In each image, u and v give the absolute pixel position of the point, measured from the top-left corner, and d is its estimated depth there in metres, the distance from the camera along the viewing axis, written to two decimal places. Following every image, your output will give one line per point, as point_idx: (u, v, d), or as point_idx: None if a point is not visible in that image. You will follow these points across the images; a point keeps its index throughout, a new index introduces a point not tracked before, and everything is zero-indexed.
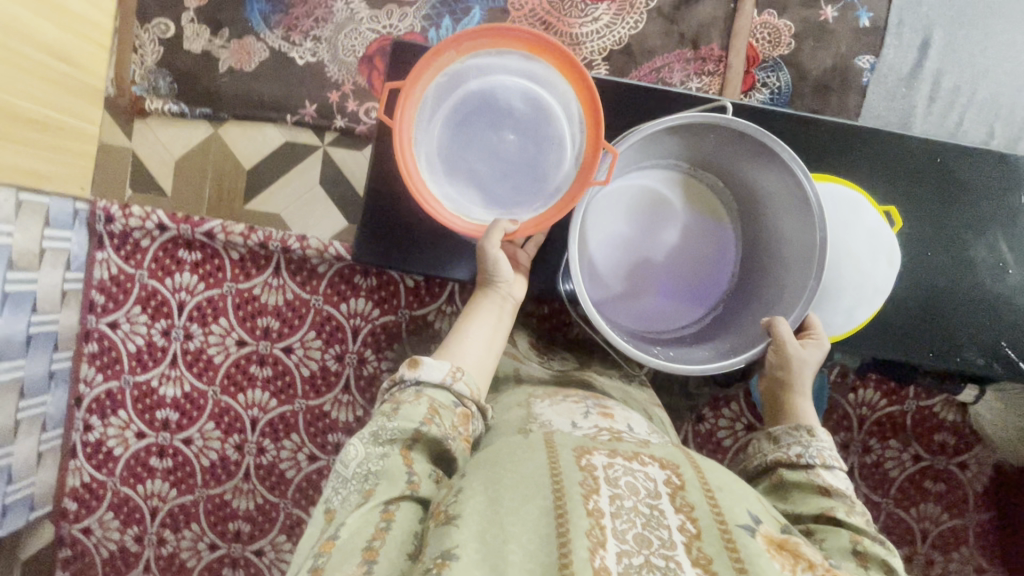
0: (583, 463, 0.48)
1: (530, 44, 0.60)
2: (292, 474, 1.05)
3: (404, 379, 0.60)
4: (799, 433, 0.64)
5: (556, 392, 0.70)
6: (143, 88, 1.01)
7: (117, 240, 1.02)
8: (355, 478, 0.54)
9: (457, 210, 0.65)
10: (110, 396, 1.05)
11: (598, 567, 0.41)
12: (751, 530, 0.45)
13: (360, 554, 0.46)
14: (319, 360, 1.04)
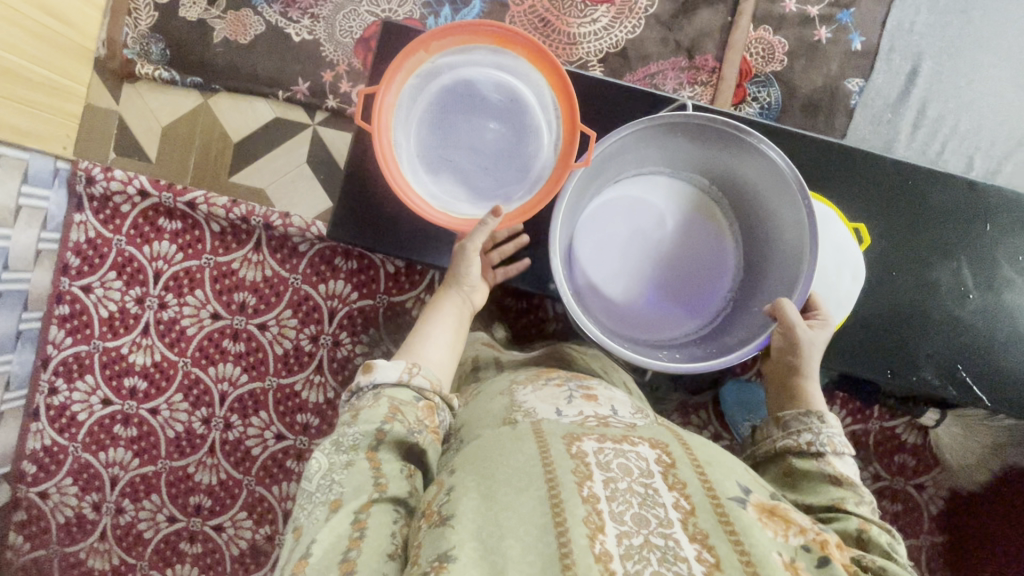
0: (574, 450, 0.50)
1: (498, 37, 0.60)
2: (258, 452, 1.04)
3: (361, 386, 0.60)
4: (810, 420, 0.63)
5: (538, 376, 0.68)
6: (134, 52, 1.00)
7: (97, 203, 1.01)
8: (318, 492, 0.54)
9: (444, 207, 0.65)
10: (78, 360, 1.03)
11: (599, 553, 0.43)
12: (740, 504, 0.48)
13: (336, 566, 0.47)
14: (294, 339, 1.04)
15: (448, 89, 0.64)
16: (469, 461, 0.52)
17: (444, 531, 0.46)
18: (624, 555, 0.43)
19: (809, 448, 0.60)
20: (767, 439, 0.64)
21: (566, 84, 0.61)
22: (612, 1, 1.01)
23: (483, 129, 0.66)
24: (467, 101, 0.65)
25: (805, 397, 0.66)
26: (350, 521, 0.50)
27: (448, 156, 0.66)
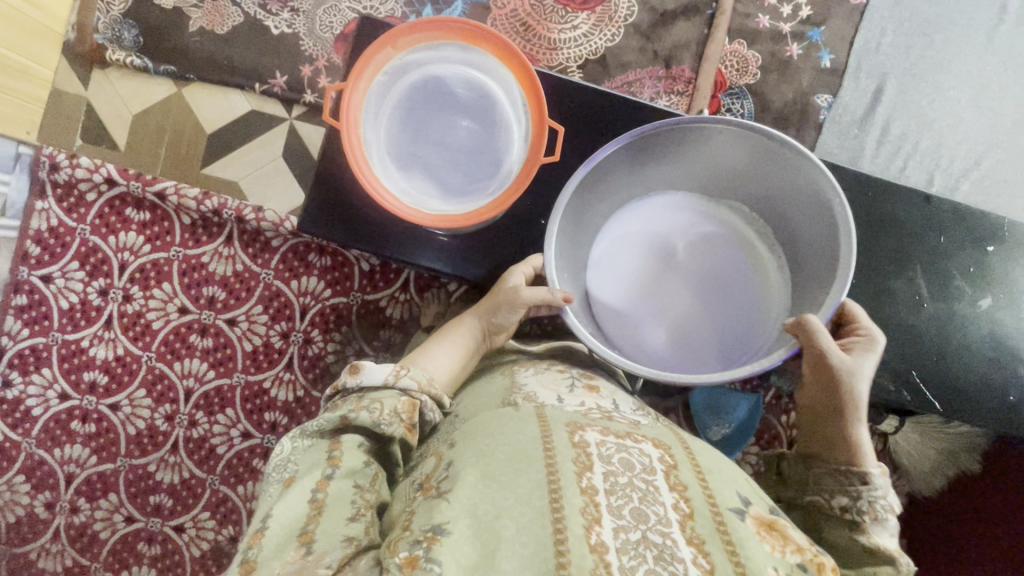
0: (576, 441, 0.54)
1: (464, 32, 0.61)
2: (223, 450, 1.02)
3: (346, 385, 0.61)
4: (848, 484, 0.60)
5: (538, 361, 0.73)
6: (105, 38, 0.98)
7: (61, 190, 0.98)
8: (275, 470, 0.57)
9: (414, 203, 0.64)
10: (35, 353, 1.00)
11: (595, 544, 0.47)
12: (739, 516, 0.52)
13: (295, 538, 0.51)
14: (264, 335, 1.02)
15: (417, 84, 0.64)
16: (477, 435, 0.57)
17: (439, 503, 0.50)
18: (621, 547, 0.47)
19: (843, 515, 0.60)
20: (801, 486, 0.65)
21: (533, 78, 0.61)
22: (592, 9, 1.02)
23: (455, 126, 0.66)
24: (436, 96, 0.65)
25: (845, 444, 0.62)
26: (310, 489, 0.54)
27: (418, 152, 0.65)
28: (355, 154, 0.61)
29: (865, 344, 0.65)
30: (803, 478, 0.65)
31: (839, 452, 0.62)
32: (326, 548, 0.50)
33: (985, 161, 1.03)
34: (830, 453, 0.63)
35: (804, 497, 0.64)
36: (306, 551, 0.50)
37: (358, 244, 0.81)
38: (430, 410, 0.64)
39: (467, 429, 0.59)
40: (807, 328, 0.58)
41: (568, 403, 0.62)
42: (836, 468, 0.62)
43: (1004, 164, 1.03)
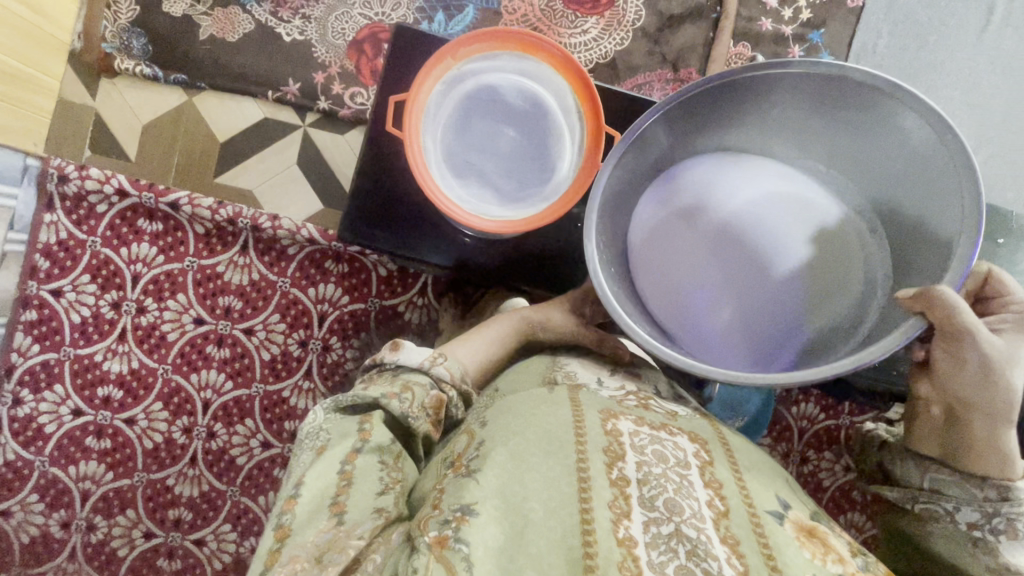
0: (608, 428, 0.54)
1: (522, 43, 0.63)
2: (243, 461, 1.01)
3: (386, 362, 0.68)
4: (983, 499, 0.57)
5: (584, 349, 0.75)
6: (113, 46, 0.97)
7: (70, 202, 0.96)
8: (306, 439, 0.61)
9: (475, 211, 0.65)
10: (46, 368, 0.98)
11: (623, 538, 0.47)
12: (779, 520, 0.50)
13: (326, 509, 0.54)
14: (282, 344, 1.02)
15: (472, 93, 0.66)
16: (510, 413, 0.56)
17: (468, 483, 0.49)
18: (649, 542, 0.47)
19: (969, 530, 0.58)
20: (918, 487, 0.63)
21: (588, 86, 0.64)
22: (601, 13, 1.04)
23: (507, 135, 0.67)
24: (490, 105, 0.67)
25: (986, 446, 0.58)
26: (340, 461, 0.57)
27: (472, 160, 0.67)
28: (418, 162, 0.62)
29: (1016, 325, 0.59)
30: (920, 480, 0.63)
31: (978, 458, 0.58)
32: (358, 519, 0.53)
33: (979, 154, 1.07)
34: (963, 458, 0.59)
35: (918, 501, 0.63)
36: (338, 521, 0.52)
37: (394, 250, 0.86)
38: (455, 407, 0.69)
39: (499, 409, 0.59)
40: (937, 301, 0.47)
41: (607, 389, 0.63)
42: (969, 477, 0.59)
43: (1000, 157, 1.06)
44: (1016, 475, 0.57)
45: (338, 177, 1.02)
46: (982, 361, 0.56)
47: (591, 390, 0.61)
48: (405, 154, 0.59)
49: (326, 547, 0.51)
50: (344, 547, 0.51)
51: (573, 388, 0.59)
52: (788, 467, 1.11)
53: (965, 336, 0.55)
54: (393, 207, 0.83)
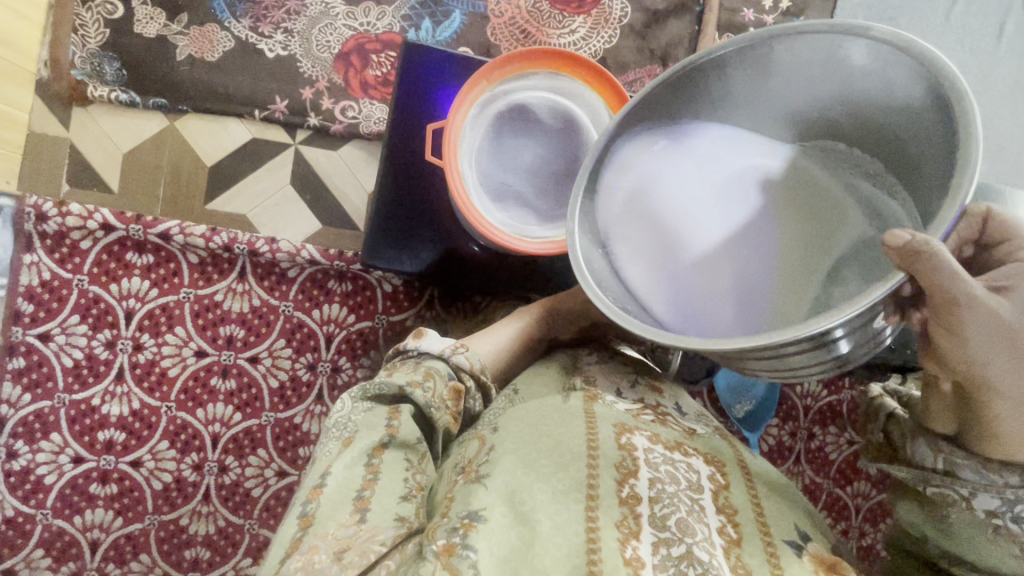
0: (622, 442, 0.53)
1: (555, 62, 0.68)
2: (259, 493, 0.98)
3: (408, 350, 0.66)
4: (1002, 485, 0.51)
5: (604, 350, 0.72)
6: (84, 73, 0.92)
7: (50, 241, 0.91)
8: (335, 427, 0.59)
9: (516, 232, 0.67)
10: (40, 418, 0.93)
11: (630, 557, 0.45)
12: (796, 551, 0.49)
13: (350, 504, 0.51)
14: (289, 369, 0.97)
15: (503, 114, 0.68)
16: (525, 419, 0.56)
17: (476, 488, 0.48)
18: (658, 563, 0.45)
19: (987, 518, 0.53)
20: (929, 470, 0.55)
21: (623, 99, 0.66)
22: (588, 12, 1.02)
23: (540, 154, 0.69)
24: (523, 123, 0.69)
25: (1008, 430, 0.48)
26: (366, 455, 0.55)
27: (508, 179, 0.68)
28: (457, 185, 0.64)
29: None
30: (931, 460, 0.55)
31: (1001, 445, 0.49)
32: (380, 521, 0.50)
33: None
34: (982, 445, 0.51)
35: (929, 484, 0.56)
36: (361, 518, 0.50)
37: (409, 268, 0.84)
38: (472, 398, 0.66)
39: (513, 416, 0.58)
40: (928, 261, 0.38)
41: (625, 400, 0.61)
42: (985, 462, 0.52)
43: (990, 123, 1.02)
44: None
45: (334, 194, 0.99)
46: (1002, 335, 0.44)
47: (605, 401, 0.60)
48: (447, 176, 0.62)
49: (347, 544, 0.48)
50: (366, 549, 0.47)
51: (588, 398, 0.59)
52: (795, 444, 1.08)
53: (975, 301, 0.43)
54: (402, 214, 0.83)
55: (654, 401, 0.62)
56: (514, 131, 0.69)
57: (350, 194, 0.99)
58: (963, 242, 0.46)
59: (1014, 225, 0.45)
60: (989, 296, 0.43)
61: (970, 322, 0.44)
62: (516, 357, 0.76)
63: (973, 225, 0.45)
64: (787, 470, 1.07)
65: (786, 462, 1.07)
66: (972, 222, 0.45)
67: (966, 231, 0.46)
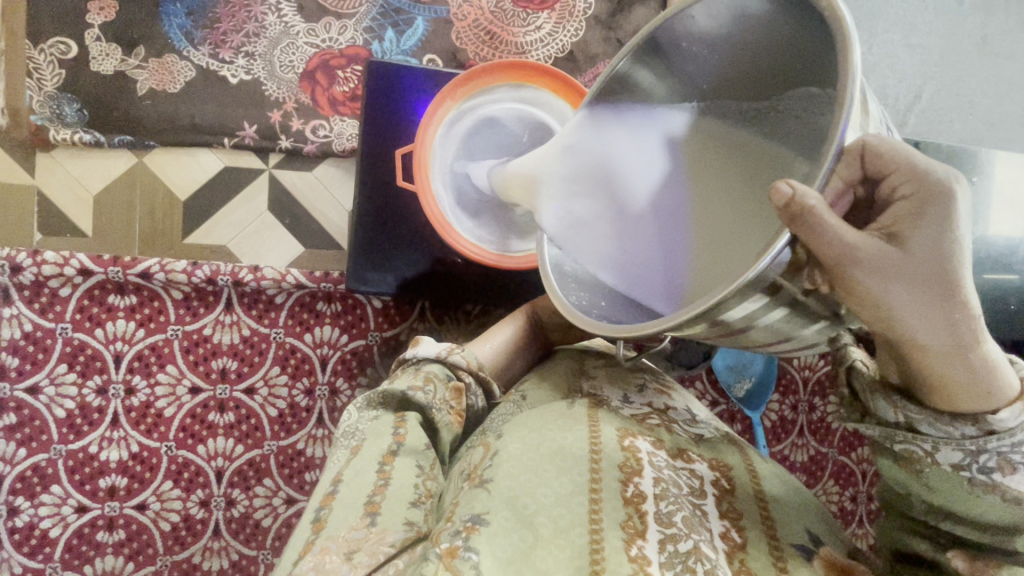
0: (625, 445, 0.54)
1: (520, 74, 0.67)
2: (269, 523, 0.97)
3: (407, 358, 0.66)
4: (961, 437, 0.43)
5: (607, 354, 0.72)
6: (44, 117, 0.90)
7: (29, 291, 0.89)
8: (343, 438, 0.59)
9: (501, 249, 0.68)
10: (38, 471, 0.92)
11: (635, 555, 0.45)
12: (806, 557, 0.48)
13: (360, 507, 0.50)
14: (287, 397, 0.96)
15: (474, 127, 0.68)
16: (529, 426, 0.56)
17: (479, 493, 0.48)
18: (665, 561, 0.45)
19: (957, 472, 0.45)
20: (892, 426, 0.45)
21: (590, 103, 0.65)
22: (553, 7, 0.98)
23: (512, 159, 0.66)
24: (494, 137, 0.68)
25: (952, 377, 0.41)
26: (378, 462, 0.54)
27: (483, 196, 0.69)
28: (434, 210, 0.65)
29: (935, 208, 0.36)
30: (893, 415, 0.45)
31: (946, 393, 0.42)
32: (390, 524, 0.49)
33: (925, 93, 1.02)
34: (928, 393, 0.43)
35: (894, 441, 0.46)
36: (370, 522, 0.49)
37: (395, 286, 0.84)
38: (473, 395, 0.66)
39: (516, 423, 0.58)
40: (804, 216, 0.33)
41: (632, 402, 0.62)
42: (939, 413, 0.43)
43: (959, 82, 1.02)
44: (1006, 397, 0.41)
45: (313, 217, 0.98)
46: (911, 280, 0.37)
47: (611, 406, 0.60)
48: (421, 203, 0.63)
49: (356, 545, 0.47)
50: (374, 550, 0.47)
51: (594, 403, 0.60)
52: (798, 417, 1.07)
53: (869, 252, 0.35)
54: (383, 231, 0.82)
55: (663, 404, 0.63)
56: (484, 145, 0.68)
57: (330, 215, 0.98)
58: (853, 189, 0.37)
59: (905, 153, 0.35)
60: (875, 247, 0.36)
61: (866, 279, 0.36)
62: (522, 360, 0.77)
63: (854, 166, 0.35)
64: (791, 444, 1.06)
65: (790, 437, 1.06)
66: (847, 162, 0.35)
67: (846, 173, 0.35)
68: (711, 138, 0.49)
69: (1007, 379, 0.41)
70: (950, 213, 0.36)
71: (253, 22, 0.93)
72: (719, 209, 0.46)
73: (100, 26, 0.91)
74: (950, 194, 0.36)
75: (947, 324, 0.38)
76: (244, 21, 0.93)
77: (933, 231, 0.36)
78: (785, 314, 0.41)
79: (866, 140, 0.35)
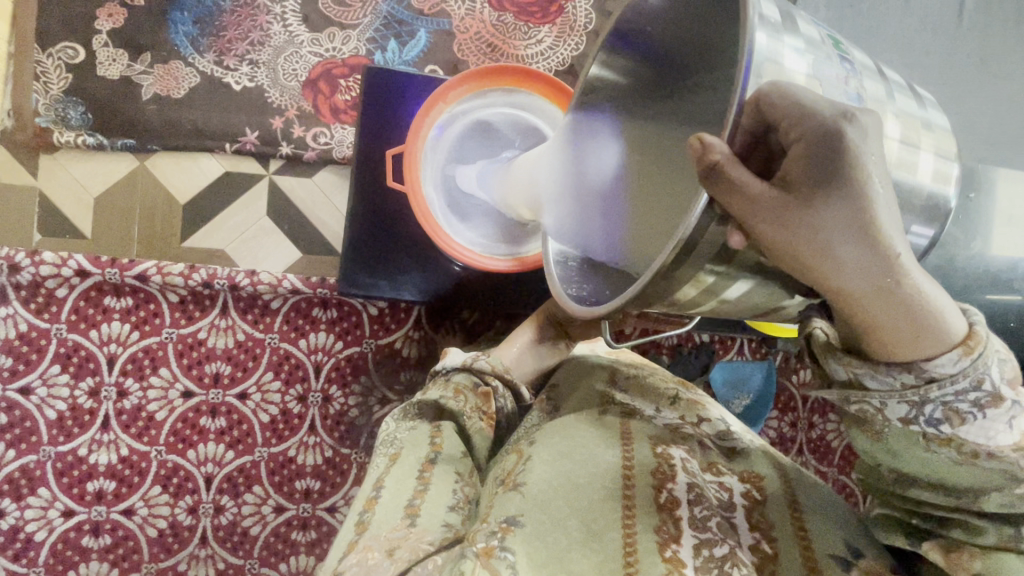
0: (658, 451, 0.53)
1: (510, 77, 0.67)
2: (257, 531, 0.95)
3: (438, 370, 0.68)
4: (903, 388, 0.38)
5: (637, 363, 0.69)
6: (48, 119, 0.91)
7: (26, 291, 0.90)
8: (382, 446, 0.59)
9: (510, 252, 0.70)
10: (26, 473, 0.91)
11: (669, 556, 0.45)
12: (845, 566, 0.45)
13: (402, 509, 0.50)
14: (279, 403, 0.95)
15: (465, 133, 0.69)
16: (561, 433, 0.56)
17: (513, 495, 0.49)
18: (700, 566, 0.45)
19: (907, 428, 0.40)
20: (844, 386, 0.41)
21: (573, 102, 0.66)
22: (554, 20, 0.99)
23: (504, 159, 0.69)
24: (486, 142, 0.70)
25: (892, 330, 0.36)
26: (417, 469, 0.53)
27: (478, 202, 0.71)
28: (427, 215, 0.65)
29: (826, 151, 0.31)
30: (842, 373, 0.40)
31: (887, 346, 0.37)
32: (429, 524, 0.48)
33: None
34: (868, 345, 0.37)
35: (848, 402, 0.42)
36: (411, 522, 0.48)
37: (388, 293, 0.83)
38: (502, 399, 0.66)
39: (548, 431, 0.58)
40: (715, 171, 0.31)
41: (664, 416, 0.60)
42: (881, 366, 0.38)
43: (958, 100, 1.02)
44: (950, 344, 0.36)
45: (313, 223, 0.99)
46: (827, 226, 0.33)
47: (643, 416, 0.59)
48: (413, 209, 0.63)
49: (397, 543, 0.46)
50: (414, 547, 0.45)
51: (626, 414, 0.59)
52: (797, 434, 1.05)
53: (777, 205, 0.32)
54: (379, 238, 0.82)
55: (696, 417, 0.59)
56: (479, 150, 0.70)
57: (328, 221, 0.99)
58: (757, 141, 0.33)
59: (806, 97, 0.32)
60: (776, 195, 0.32)
61: (767, 232, 0.33)
62: (536, 362, 0.76)
63: (755, 121, 0.33)
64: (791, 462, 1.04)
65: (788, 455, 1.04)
66: (749, 116, 0.32)
67: (748, 124, 0.33)
68: (648, 125, 0.49)
69: (953, 327, 0.36)
70: (844, 150, 0.31)
71: (258, 31, 0.95)
72: (649, 187, 0.47)
73: (107, 32, 0.92)
74: (838, 134, 0.31)
75: (877, 272, 0.34)
76: (249, 30, 0.95)
77: (842, 174, 0.32)
78: (749, 285, 0.40)
79: (762, 93, 0.32)
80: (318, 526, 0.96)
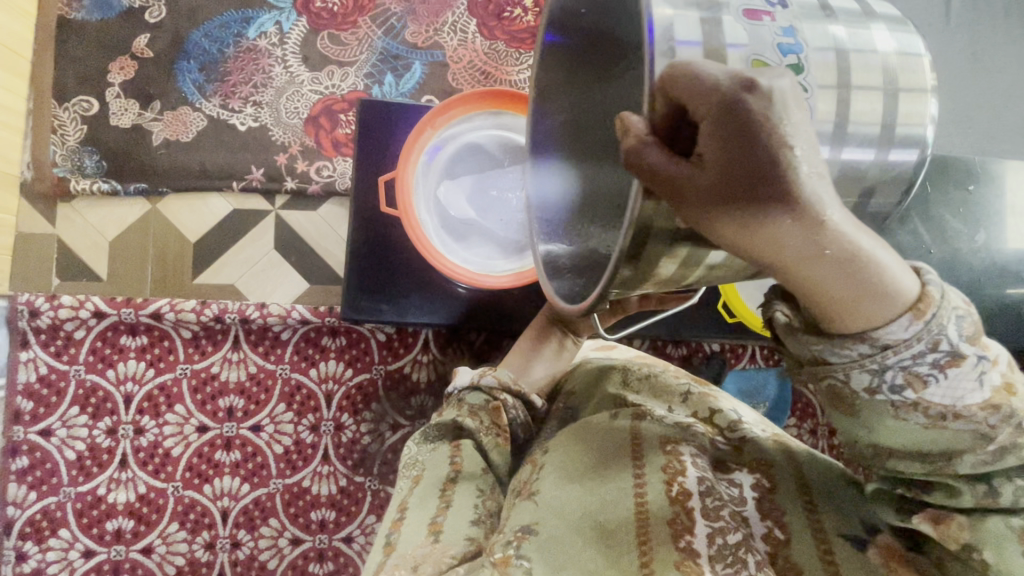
0: (667, 448, 0.51)
1: (494, 101, 0.69)
2: (274, 564, 0.95)
3: (451, 392, 0.68)
4: (862, 357, 0.36)
5: (649, 363, 0.69)
6: (65, 169, 0.96)
7: (45, 335, 0.92)
8: (406, 469, 0.59)
9: (514, 265, 0.71)
10: (47, 515, 0.92)
11: (683, 547, 0.44)
12: (858, 547, 0.44)
13: (426, 526, 0.50)
14: (293, 433, 0.96)
15: (456, 156, 0.72)
16: (570, 437, 0.56)
17: (527, 504, 0.50)
18: (715, 554, 0.44)
19: (873, 400, 0.37)
20: (807, 363, 0.38)
21: None
22: None
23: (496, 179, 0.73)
24: (476, 163, 0.73)
25: (840, 297, 0.34)
26: (438, 488, 0.54)
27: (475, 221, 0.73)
28: (422, 237, 0.66)
29: (741, 127, 0.29)
30: (804, 351, 0.38)
31: (836, 315, 0.35)
32: (452, 540, 0.48)
33: None
34: (817, 315, 0.35)
35: (817, 380, 0.39)
36: (435, 539, 0.48)
37: (393, 320, 0.84)
38: (513, 410, 0.64)
39: (562, 437, 0.58)
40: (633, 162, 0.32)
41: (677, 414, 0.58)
42: (838, 337, 0.36)
43: None
44: (901, 307, 0.34)
45: (319, 254, 1.01)
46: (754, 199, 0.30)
47: (654, 415, 0.56)
48: (408, 231, 0.64)
49: (423, 558, 0.46)
50: (439, 560, 0.46)
51: (636, 415, 0.56)
52: (820, 441, 1.02)
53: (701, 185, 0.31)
54: (380, 264, 0.83)
55: (708, 410, 0.58)
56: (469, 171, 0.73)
57: (333, 250, 1.01)
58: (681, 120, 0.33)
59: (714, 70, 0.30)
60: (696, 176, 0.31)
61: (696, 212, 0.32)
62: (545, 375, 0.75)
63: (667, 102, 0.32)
64: None
65: None
66: (660, 100, 0.32)
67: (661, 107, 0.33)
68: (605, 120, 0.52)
69: (903, 287, 0.34)
70: (759, 125, 0.29)
71: (261, 74, 0.99)
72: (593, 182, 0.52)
73: (119, 85, 0.97)
74: (746, 112, 0.29)
75: (816, 239, 0.32)
76: (253, 74, 0.99)
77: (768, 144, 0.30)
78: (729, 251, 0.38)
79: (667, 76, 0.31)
80: (334, 558, 0.95)
